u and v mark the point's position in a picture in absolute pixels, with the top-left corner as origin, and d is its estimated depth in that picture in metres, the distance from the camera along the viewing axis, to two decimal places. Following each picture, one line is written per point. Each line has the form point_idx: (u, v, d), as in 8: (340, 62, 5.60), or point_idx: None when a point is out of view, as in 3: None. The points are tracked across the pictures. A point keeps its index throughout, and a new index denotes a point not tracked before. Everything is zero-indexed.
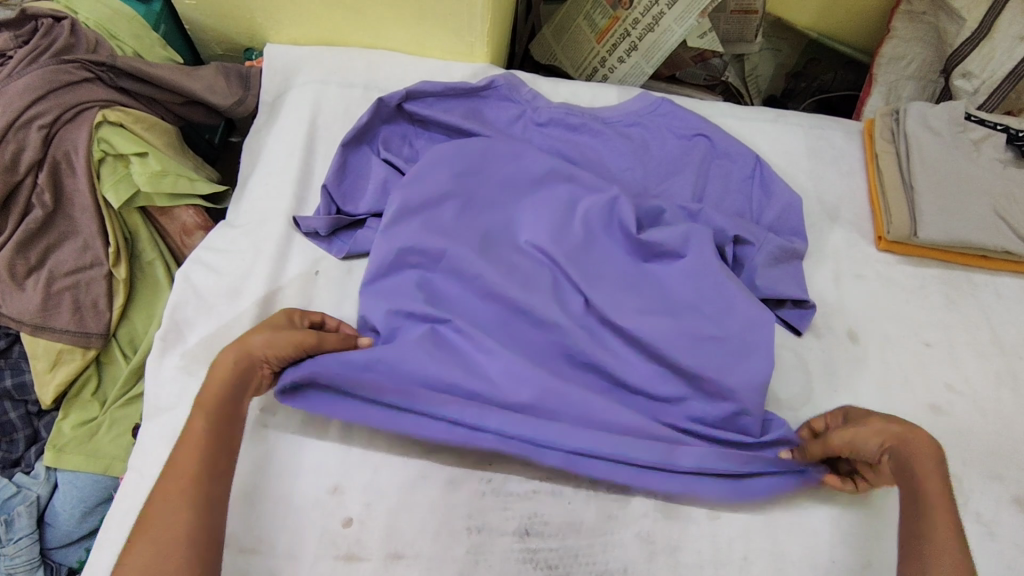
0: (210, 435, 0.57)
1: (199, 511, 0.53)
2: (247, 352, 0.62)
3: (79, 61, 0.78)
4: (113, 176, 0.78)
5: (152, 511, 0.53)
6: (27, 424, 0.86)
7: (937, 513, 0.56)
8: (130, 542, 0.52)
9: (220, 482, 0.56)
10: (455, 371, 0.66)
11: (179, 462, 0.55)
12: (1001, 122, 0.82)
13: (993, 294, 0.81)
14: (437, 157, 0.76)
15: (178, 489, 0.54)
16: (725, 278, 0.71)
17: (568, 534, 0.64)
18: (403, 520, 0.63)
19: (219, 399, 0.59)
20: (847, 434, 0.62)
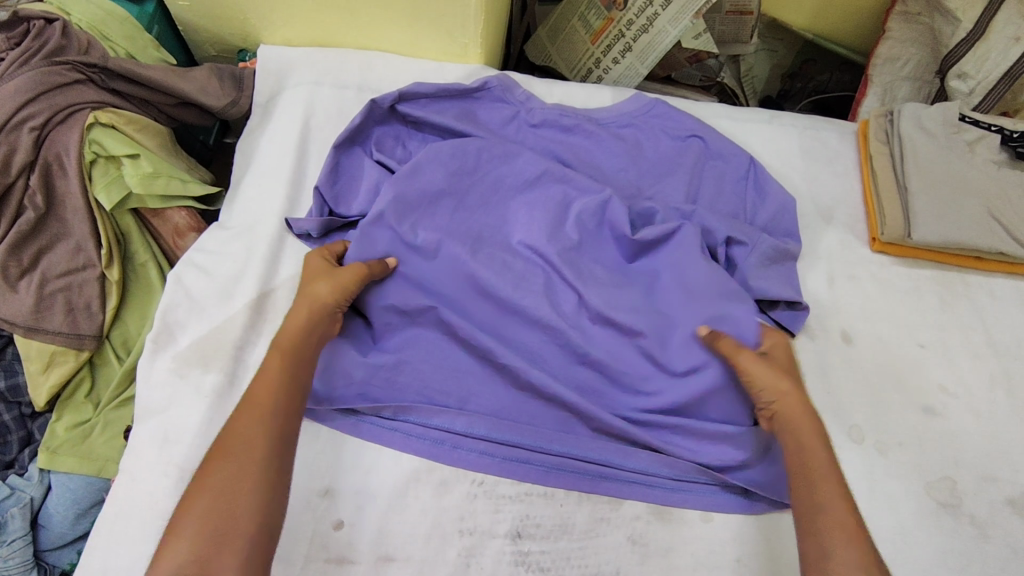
0: (286, 374, 0.59)
1: (277, 439, 0.54)
2: (316, 300, 0.66)
3: (71, 63, 0.78)
4: (105, 178, 0.78)
5: (228, 436, 0.53)
6: (21, 426, 0.86)
7: (826, 483, 0.55)
8: (204, 466, 0.52)
9: (294, 417, 0.57)
10: (447, 380, 0.68)
11: (257, 394, 0.57)
12: (995, 123, 0.83)
13: (987, 295, 0.81)
14: (434, 155, 0.76)
15: (253, 418, 0.55)
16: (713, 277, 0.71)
17: (560, 536, 0.64)
18: (394, 523, 0.63)
19: (295, 342, 0.62)
20: (751, 372, 0.65)
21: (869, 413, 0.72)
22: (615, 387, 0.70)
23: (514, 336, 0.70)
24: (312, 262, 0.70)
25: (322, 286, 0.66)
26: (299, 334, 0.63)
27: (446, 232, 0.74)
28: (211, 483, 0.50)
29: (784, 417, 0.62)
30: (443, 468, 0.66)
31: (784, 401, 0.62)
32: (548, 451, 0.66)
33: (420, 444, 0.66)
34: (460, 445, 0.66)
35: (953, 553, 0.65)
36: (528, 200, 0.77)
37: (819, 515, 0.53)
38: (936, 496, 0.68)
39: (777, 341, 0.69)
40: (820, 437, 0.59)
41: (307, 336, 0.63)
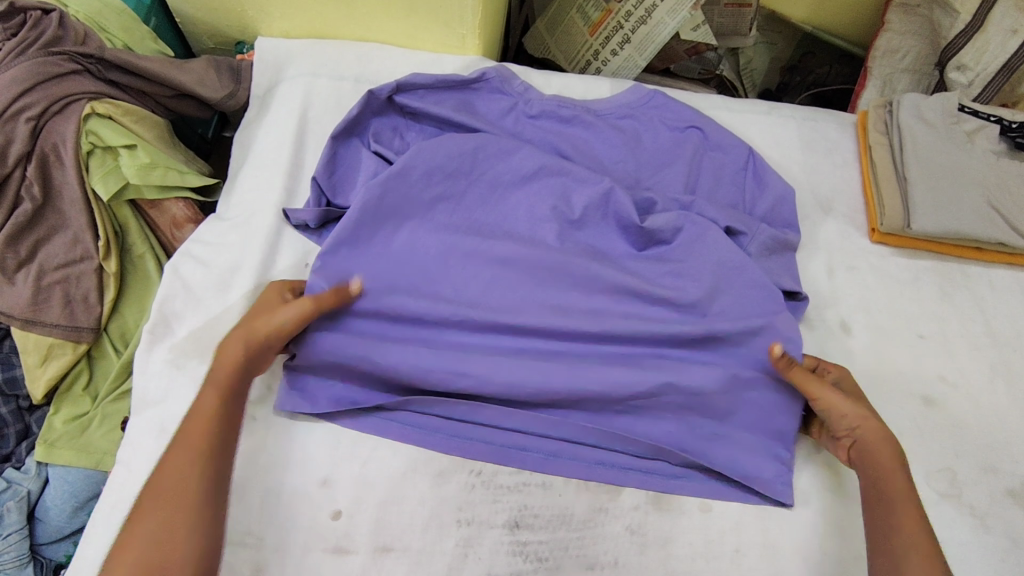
0: (223, 410, 0.58)
1: (212, 481, 0.54)
2: (253, 331, 0.62)
3: (67, 53, 0.77)
4: (101, 169, 0.77)
5: (160, 478, 0.53)
6: (18, 419, 0.86)
7: (902, 503, 0.57)
8: (137, 514, 0.52)
9: (230, 459, 0.56)
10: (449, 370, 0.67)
11: (191, 436, 0.55)
12: (994, 113, 0.82)
13: (988, 287, 0.81)
14: (448, 142, 0.75)
15: (183, 458, 0.54)
16: (744, 262, 0.72)
17: (558, 527, 0.63)
18: (391, 513, 0.63)
19: (230, 375, 0.60)
20: (827, 403, 0.64)
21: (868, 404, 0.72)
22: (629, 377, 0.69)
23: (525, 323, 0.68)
24: (268, 295, 0.67)
25: (265, 320, 0.63)
26: (236, 369, 0.60)
27: (454, 227, 0.74)
28: (143, 533, 0.50)
29: (862, 443, 0.61)
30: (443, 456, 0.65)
31: (864, 429, 0.62)
32: (546, 438, 0.67)
33: (417, 435, 0.66)
34: (458, 436, 0.66)
35: (953, 543, 0.65)
36: (531, 191, 0.76)
37: (898, 536, 0.55)
38: (936, 486, 0.68)
39: (840, 375, 0.68)
40: (901, 462, 0.60)
41: (241, 370, 0.60)
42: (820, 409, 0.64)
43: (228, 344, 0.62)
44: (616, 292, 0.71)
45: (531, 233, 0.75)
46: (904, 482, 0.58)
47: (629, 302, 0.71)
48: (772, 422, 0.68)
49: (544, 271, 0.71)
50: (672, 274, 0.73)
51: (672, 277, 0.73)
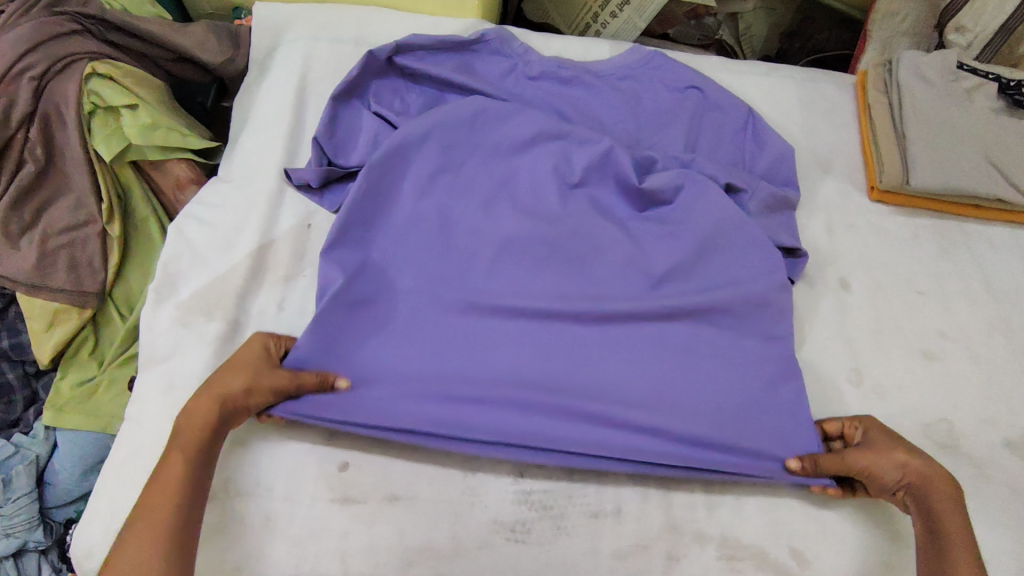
0: (186, 484, 0.56)
1: (173, 561, 0.52)
2: (227, 394, 0.59)
3: (68, 14, 0.78)
4: (104, 130, 0.77)
5: (119, 565, 0.52)
6: (25, 385, 0.88)
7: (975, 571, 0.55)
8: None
9: (194, 530, 0.55)
10: (453, 349, 0.66)
11: (153, 510, 0.54)
12: (993, 70, 0.82)
13: (986, 244, 0.81)
14: (449, 104, 0.75)
15: (143, 549, 0.52)
16: (747, 220, 0.73)
17: (561, 476, 0.65)
18: (398, 464, 0.64)
19: (197, 446, 0.57)
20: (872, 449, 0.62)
21: (868, 358, 0.73)
22: (635, 349, 0.67)
23: (529, 291, 0.69)
24: (245, 351, 0.63)
25: (236, 379, 0.60)
26: (204, 437, 0.58)
27: (456, 192, 0.73)
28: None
29: (919, 490, 0.60)
30: (439, 420, 0.62)
31: (914, 477, 0.60)
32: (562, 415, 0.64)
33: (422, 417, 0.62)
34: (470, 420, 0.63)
35: None
36: (534, 156, 0.75)
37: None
38: (934, 437, 0.70)
39: (867, 427, 0.65)
40: (958, 506, 0.59)
41: (213, 437, 0.58)
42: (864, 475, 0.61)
43: (194, 406, 0.59)
44: (619, 261, 0.71)
45: (535, 194, 0.74)
46: (967, 536, 0.57)
47: (632, 271, 0.71)
48: (783, 382, 0.68)
49: (545, 243, 0.71)
50: (672, 234, 0.73)
51: (673, 240, 0.73)
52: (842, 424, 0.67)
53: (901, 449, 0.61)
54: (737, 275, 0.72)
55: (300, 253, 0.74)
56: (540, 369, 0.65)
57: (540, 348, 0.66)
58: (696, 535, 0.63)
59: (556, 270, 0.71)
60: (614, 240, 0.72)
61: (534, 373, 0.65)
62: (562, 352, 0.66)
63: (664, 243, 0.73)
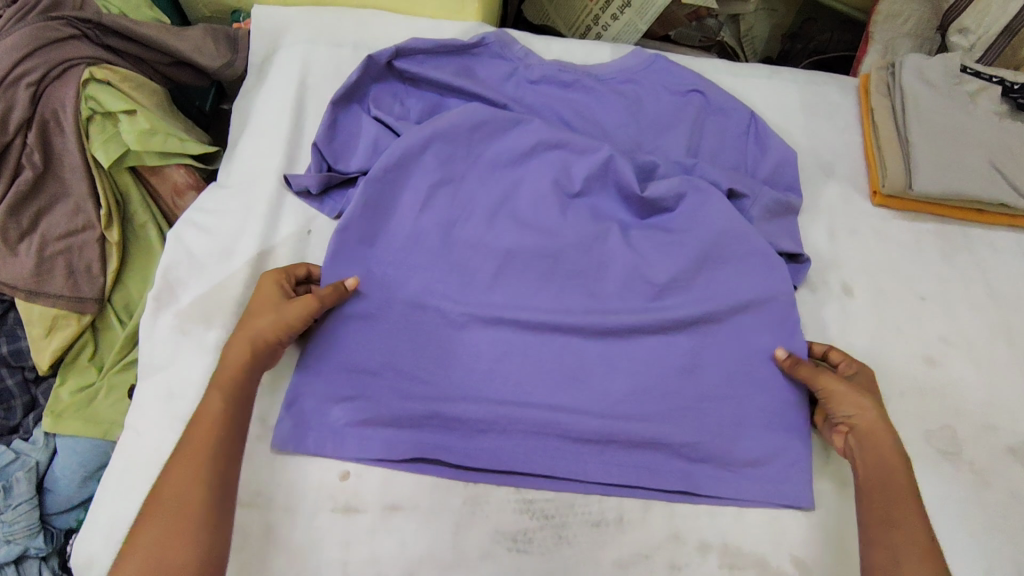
0: (223, 416, 0.58)
1: (215, 486, 0.55)
2: (255, 333, 0.62)
3: (65, 18, 0.76)
4: (102, 136, 0.76)
5: (164, 488, 0.55)
6: (24, 391, 0.88)
7: (899, 504, 0.57)
8: (143, 517, 0.54)
9: (236, 458, 0.58)
10: (456, 368, 0.67)
11: (192, 442, 0.56)
12: (996, 74, 0.82)
13: (989, 249, 0.81)
14: (451, 116, 0.74)
15: (184, 474, 0.55)
16: (750, 231, 0.72)
17: (563, 486, 0.65)
18: (398, 474, 0.64)
19: (233, 380, 0.60)
20: (833, 390, 0.64)
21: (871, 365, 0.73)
22: (633, 361, 0.69)
23: (530, 308, 0.70)
24: (266, 285, 0.66)
25: (265, 319, 0.63)
26: (238, 373, 0.60)
27: (457, 206, 0.73)
28: (145, 540, 0.52)
29: (867, 434, 0.62)
30: (439, 440, 0.64)
31: (864, 418, 0.62)
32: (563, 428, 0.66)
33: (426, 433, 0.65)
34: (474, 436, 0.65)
35: (951, 498, 0.67)
36: (533, 171, 0.75)
37: (893, 536, 0.56)
38: (936, 444, 0.69)
39: (858, 370, 0.67)
40: (901, 453, 0.60)
41: (248, 370, 0.61)
42: (828, 401, 0.65)
43: (230, 346, 0.62)
44: (620, 278, 0.72)
45: (535, 205, 0.74)
46: (906, 474, 0.59)
47: (632, 284, 0.72)
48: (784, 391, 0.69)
49: (546, 258, 0.72)
50: (674, 244, 0.73)
51: (676, 251, 0.72)
52: (838, 358, 0.69)
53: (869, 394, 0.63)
54: (741, 285, 0.71)
55: (300, 260, 0.73)
56: (540, 387, 0.68)
57: (539, 364, 0.68)
58: (698, 544, 0.63)
59: (556, 287, 0.71)
60: (616, 253, 0.72)
61: (533, 392, 0.67)
62: (560, 368, 0.68)
63: (666, 253, 0.73)
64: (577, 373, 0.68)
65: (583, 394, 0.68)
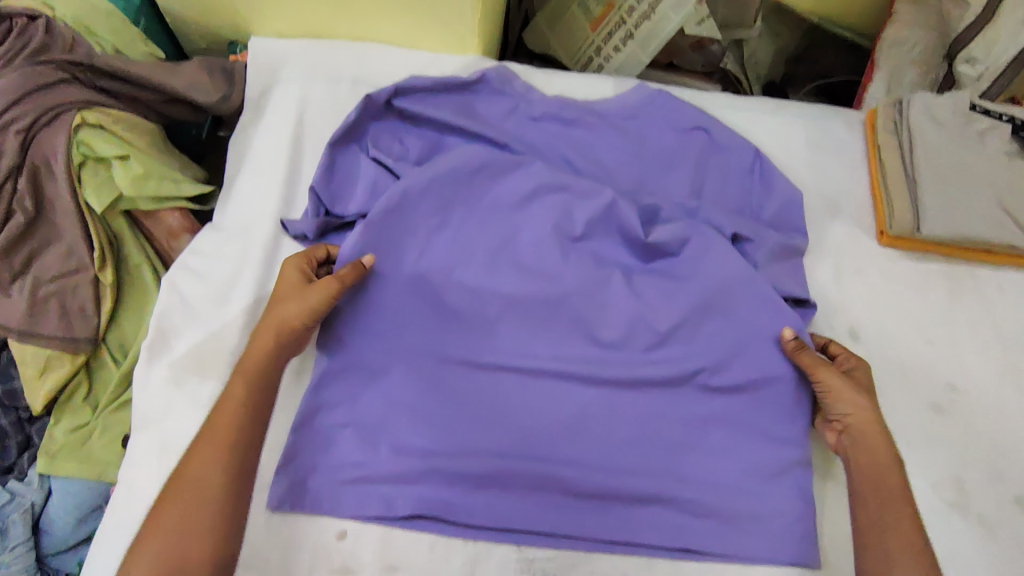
0: (246, 401, 0.60)
1: (238, 468, 0.57)
2: (282, 321, 0.63)
3: (56, 61, 0.75)
4: (94, 181, 0.76)
5: (186, 469, 0.56)
6: (18, 431, 0.86)
7: (896, 507, 0.59)
8: (164, 499, 0.56)
9: (257, 444, 0.59)
10: (455, 421, 0.66)
11: (218, 426, 0.58)
12: (1006, 111, 0.80)
13: (997, 290, 0.79)
14: (449, 161, 0.72)
15: (209, 456, 0.57)
16: (757, 280, 0.70)
17: (564, 545, 0.63)
18: (396, 533, 0.62)
19: (257, 366, 0.61)
20: (830, 387, 0.65)
21: None
22: (637, 412, 0.68)
23: (529, 359, 0.68)
24: (288, 272, 0.67)
25: (291, 306, 0.64)
26: (266, 358, 0.62)
27: (454, 254, 0.71)
28: (166, 523, 0.54)
29: (858, 436, 0.63)
30: (439, 496, 0.63)
31: (863, 419, 0.63)
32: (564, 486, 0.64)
33: (424, 490, 0.63)
34: (471, 494, 0.64)
35: (957, 553, 0.65)
36: (535, 216, 0.73)
37: (885, 538, 0.57)
38: (943, 496, 0.68)
39: (856, 367, 0.68)
40: (896, 457, 0.61)
41: (274, 358, 0.62)
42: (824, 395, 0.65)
43: (257, 336, 0.63)
44: (623, 330, 0.70)
45: (536, 251, 0.72)
46: (900, 477, 0.60)
47: (636, 335, 0.70)
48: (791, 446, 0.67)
49: (547, 307, 0.70)
50: (679, 290, 0.71)
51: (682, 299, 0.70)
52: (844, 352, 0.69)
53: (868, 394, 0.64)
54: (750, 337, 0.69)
55: None
56: (540, 440, 0.66)
57: (538, 418, 0.66)
58: None
59: (557, 337, 0.70)
60: (619, 302, 0.70)
61: (534, 446, 0.66)
62: (562, 421, 0.67)
63: (671, 300, 0.71)
64: (579, 427, 0.67)
65: (585, 449, 0.66)
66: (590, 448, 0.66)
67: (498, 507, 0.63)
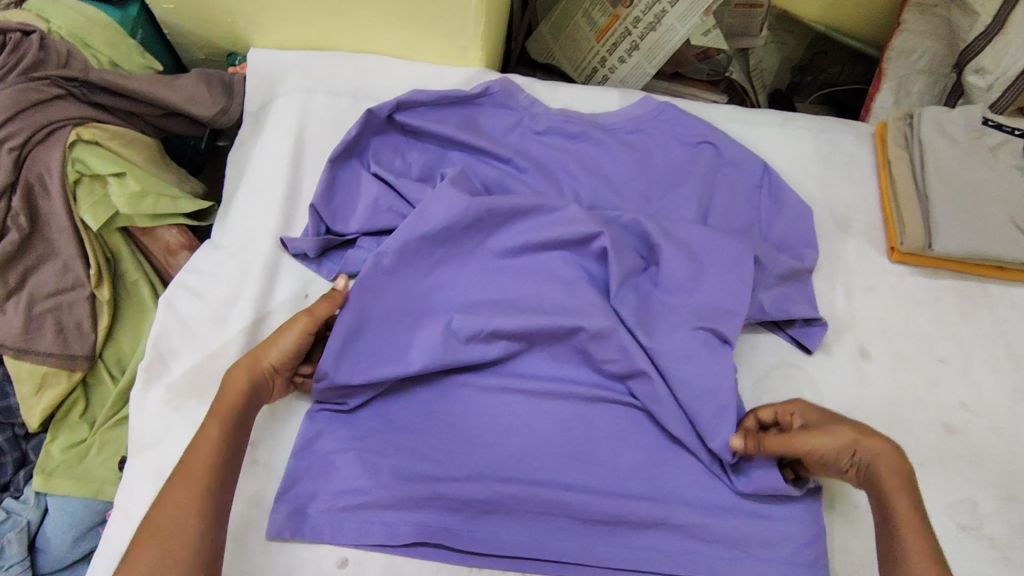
0: (220, 442, 0.57)
1: (207, 512, 0.54)
2: (257, 362, 0.62)
3: (49, 78, 0.74)
4: (90, 199, 0.74)
5: (155, 516, 0.53)
6: (15, 447, 0.85)
7: (914, 551, 0.54)
8: (135, 546, 0.53)
9: (230, 488, 0.57)
10: (458, 446, 0.64)
11: (191, 468, 0.56)
12: (1019, 126, 0.79)
13: (1009, 306, 0.78)
14: (437, 213, 0.68)
15: (180, 499, 0.54)
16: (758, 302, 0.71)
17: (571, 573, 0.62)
18: (399, 560, 0.61)
19: (230, 407, 0.59)
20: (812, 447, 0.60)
21: (889, 435, 0.70)
22: (643, 435, 0.67)
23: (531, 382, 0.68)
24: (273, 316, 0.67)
25: (267, 348, 0.63)
26: (238, 399, 0.60)
27: (452, 300, 0.69)
28: (136, 572, 0.51)
29: (873, 483, 0.59)
30: (443, 522, 0.62)
31: (861, 458, 0.59)
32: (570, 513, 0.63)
33: (427, 518, 0.62)
34: (475, 521, 0.62)
35: None
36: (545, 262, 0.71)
37: None
38: (957, 519, 0.67)
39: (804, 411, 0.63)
40: (909, 493, 0.57)
41: (246, 398, 0.60)
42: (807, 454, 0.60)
43: (229, 381, 0.61)
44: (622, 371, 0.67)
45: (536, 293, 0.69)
46: (913, 515, 0.56)
47: None
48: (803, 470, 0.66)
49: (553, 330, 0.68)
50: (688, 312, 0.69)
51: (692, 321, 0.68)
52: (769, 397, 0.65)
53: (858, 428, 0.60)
54: None
55: None
56: (545, 466, 0.64)
57: (544, 442, 0.65)
58: None
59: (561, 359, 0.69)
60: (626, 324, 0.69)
61: (539, 472, 0.64)
62: (567, 445, 0.65)
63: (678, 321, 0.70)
64: (585, 451, 0.65)
65: (592, 474, 0.65)
66: (597, 474, 0.65)
67: (503, 536, 0.62)
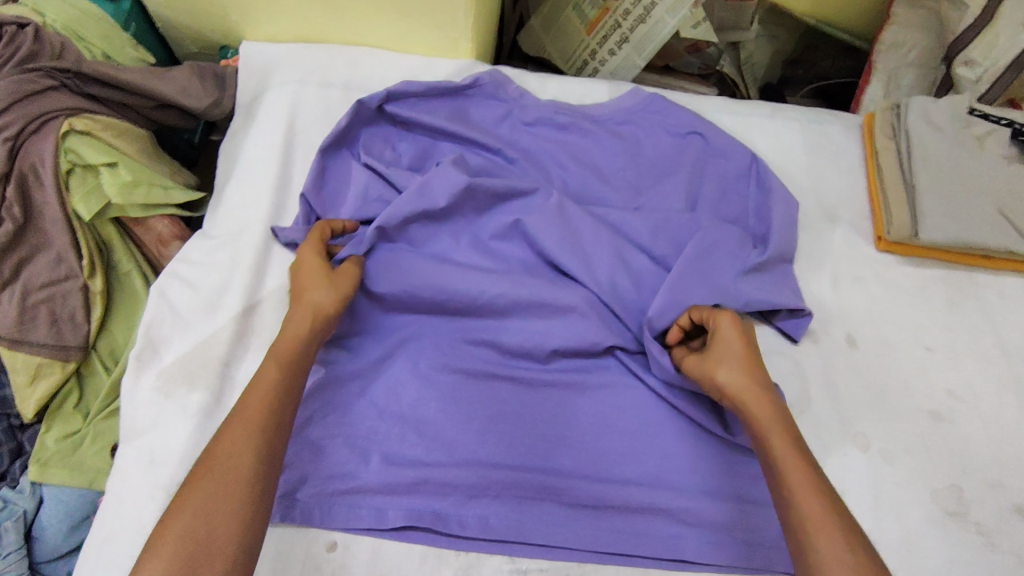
0: (280, 384, 0.57)
1: (265, 452, 0.53)
2: (317, 308, 0.62)
3: (43, 69, 0.75)
4: (82, 188, 0.75)
5: (216, 450, 0.52)
6: (10, 438, 0.85)
7: (789, 470, 0.52)
8: (189, 481, 0.51)
9: (287, 432, 0.56)
10: (444, 428, 0.65)
11: (250, 407, 0.55)
12: (1005, 115, 0.80)
13: (995, 295, 0.79)
14: (440, 190, 0.71)
15: (241, 435, 0.53)
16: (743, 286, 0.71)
17: (558, 554, 0.62)
18: (386, 545, 0.61)
19: (293, 351, 0.59)
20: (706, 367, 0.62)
21: (876, 421, 0.70)
22: (629, 421, 0.67)
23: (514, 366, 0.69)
24: (306, 257, 0.66)
25: (322, 294, 0.63)
26: (299, 343, 0.60)
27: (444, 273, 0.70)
28: (193, 501, 0.49)
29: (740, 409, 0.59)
30: (431, 507, 0.62)
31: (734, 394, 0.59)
32: (557, 494, 0.64)
33: (412, 502, 0.62)
34: (460, 506, 0.62)
35: (958, 562, 0.64)
36: (532, 247, 0.73)
37: (791, 509, 0.51)
38: (943, 505, 0.67)
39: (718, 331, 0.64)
40: (782, 425, 0.56)
41: (306, 347, 0.60)
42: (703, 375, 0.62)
43: (289, 323, 0.61)
44: (607, 346, 0.69)
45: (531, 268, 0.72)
46: (786, 440, 0.55)
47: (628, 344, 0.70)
48: None
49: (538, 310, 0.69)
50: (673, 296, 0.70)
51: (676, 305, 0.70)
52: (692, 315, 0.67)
53: (744, 368, 0.60)
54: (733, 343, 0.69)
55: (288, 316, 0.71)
56: (530, 452, 0.65)
57: (530, 426, 0.66)
58: None
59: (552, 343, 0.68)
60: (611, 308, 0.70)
61: (524, 457, 0.65)
62: (550, 428, 0.66)
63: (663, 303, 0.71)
64: (568, 434, 0.66)
65: (577, 458, 0.65)
66: (582, 457, 0.65)
67: (488, 520, 0.62)
